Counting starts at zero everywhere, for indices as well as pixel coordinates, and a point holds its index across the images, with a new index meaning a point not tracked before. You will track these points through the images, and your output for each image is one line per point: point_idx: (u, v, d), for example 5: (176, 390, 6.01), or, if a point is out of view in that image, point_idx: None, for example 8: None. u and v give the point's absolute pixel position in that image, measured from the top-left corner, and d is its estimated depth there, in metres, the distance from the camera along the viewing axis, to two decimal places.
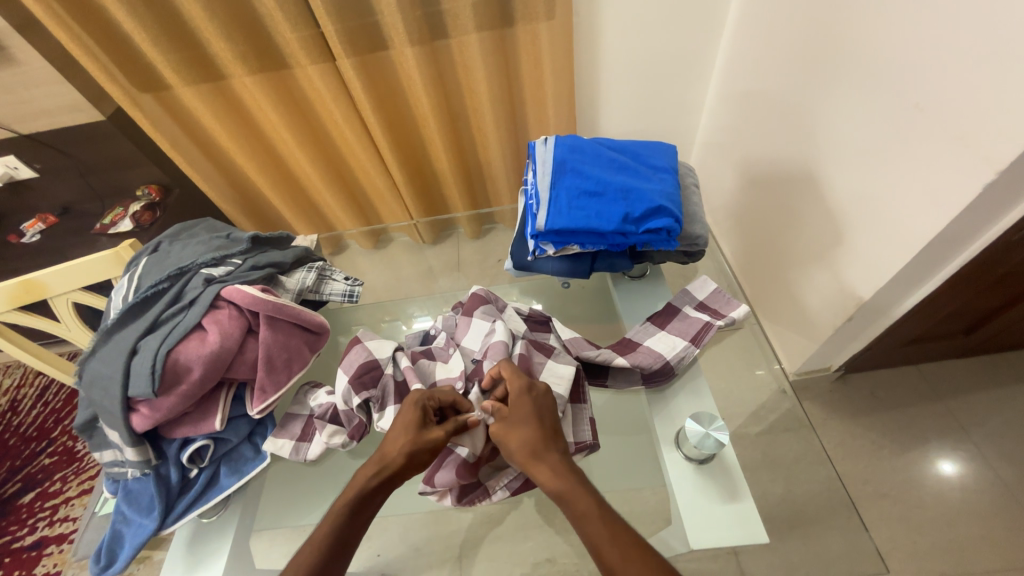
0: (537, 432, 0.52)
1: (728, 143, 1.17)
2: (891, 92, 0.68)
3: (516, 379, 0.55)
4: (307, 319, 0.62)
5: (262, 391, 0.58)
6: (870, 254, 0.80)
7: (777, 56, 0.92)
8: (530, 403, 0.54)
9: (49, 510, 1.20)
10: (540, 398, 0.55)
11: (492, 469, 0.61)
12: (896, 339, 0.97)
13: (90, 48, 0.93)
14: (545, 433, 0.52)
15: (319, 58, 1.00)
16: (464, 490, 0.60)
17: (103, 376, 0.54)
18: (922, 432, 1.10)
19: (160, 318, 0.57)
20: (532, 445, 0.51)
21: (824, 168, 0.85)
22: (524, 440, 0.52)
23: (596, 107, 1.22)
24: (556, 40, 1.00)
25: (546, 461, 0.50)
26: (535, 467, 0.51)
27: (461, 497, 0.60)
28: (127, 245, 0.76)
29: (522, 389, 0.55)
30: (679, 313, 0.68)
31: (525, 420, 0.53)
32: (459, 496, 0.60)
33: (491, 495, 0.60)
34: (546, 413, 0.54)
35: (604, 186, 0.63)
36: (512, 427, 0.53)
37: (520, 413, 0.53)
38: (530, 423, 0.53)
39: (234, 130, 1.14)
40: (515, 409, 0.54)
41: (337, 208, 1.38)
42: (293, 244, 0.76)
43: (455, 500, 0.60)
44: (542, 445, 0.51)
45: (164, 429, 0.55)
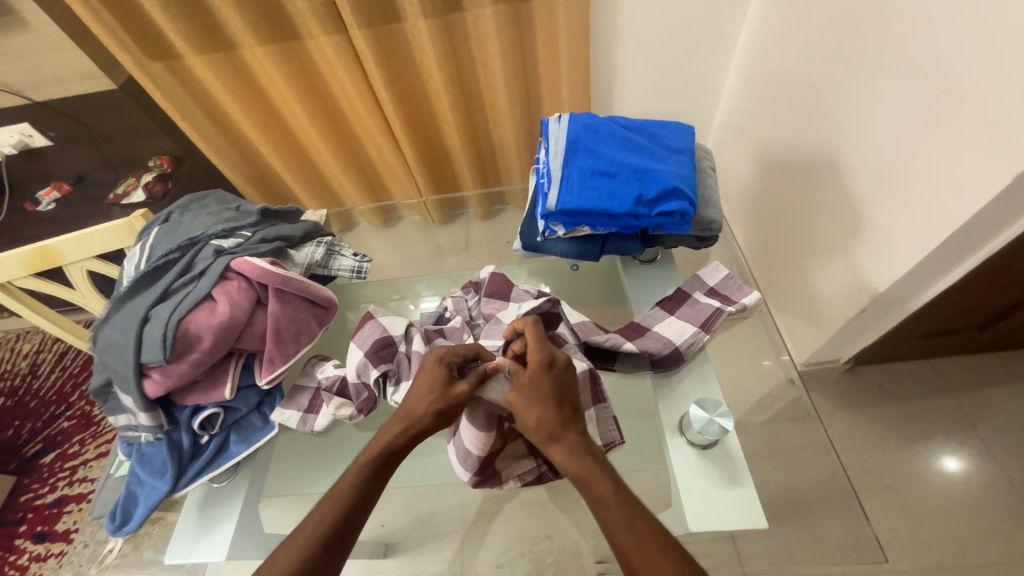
0: (557, 412, 0.49)
1: (747, 128, 1.14)
2: (923, 75, 0.66)
3: (537, 356, 0.52)
4: (315, 293, 0.62)
5: (270, 362, 0.59)
6: (889, 244, 0.77)
7: (803, 36, 0.89)
8: (550, 381, 0.51)
9: (68, 471, 1.24)
10: (561, 374, 0.51)
11: (509, 459, 0.60)
12: (910, 332, 0.95)
13: (102, 17, 0.92)
14: (564, 414, 0.50)
15: (330, 28, 0.98)
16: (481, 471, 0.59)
17: (117, 342, 0.55)
18: (930, 426, 1.09)
19: (171, 287, 0.57)
20: (549, 427, 0.48)
21: (846, 154, 0.83)
22: (542, 419, 0.49)
23: (612, 86, 1.19)
24: (573, 14, 0.96)
25: (564, 442, 0.48)
26: (552, 447, 0.48)
27: (475, 478, 0.59)
28: (140, 214, 0.76)
29: (542, 366, 0.51)
30: (688, 299, 0.67)
31: (541, 400, 0.50)
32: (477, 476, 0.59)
33: (503, 484, 0.61)
34: (566, 391, 0.51)
35: (618, 166, 0.61)
36: (529, 404, 0.50)
37: (539, 390, 0.50)
38: (548, 400, 0.50)
39: (244, 103, 1.13)
40: (533, 385, 0.51)
41: (347, 183, 1.37)
42: (303, 219, 0.75)
43: (473, 480, 0.60)
44: (562, 425, 0.49)
45: (175, 396, 0.56)
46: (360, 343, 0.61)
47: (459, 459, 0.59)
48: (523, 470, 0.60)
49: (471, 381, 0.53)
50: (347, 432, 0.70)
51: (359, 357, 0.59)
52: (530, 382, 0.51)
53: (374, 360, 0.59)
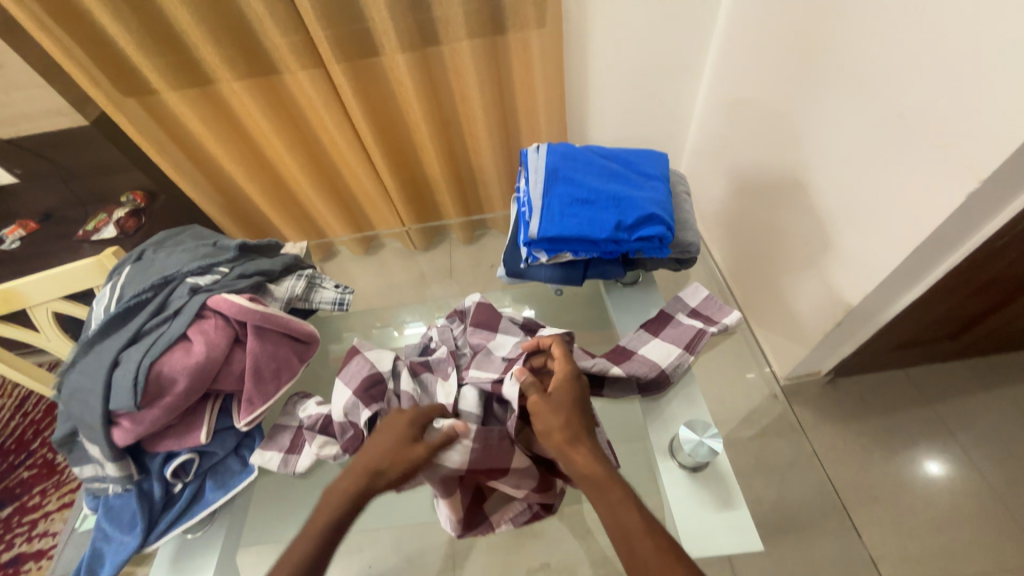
0: (579, 420, 0.52)
1: (717, 151, 1.18)
2: (876, 102, 0.70)
3: (568, 367, 0.55)
4: (296, 328, 0.61)
5: (249, 403, 0.56)
6: (858, 260, 0.81)
7: (764, 66, 0.94)
8: (575, 391, 0.54)
9: (27, 526, 1.16)
10: (581, 388, 0.55)
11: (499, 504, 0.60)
12: (884, 343, 0.98)
13: (74, 54, 0.92)
14: (585, 421, 0.52)
15: (309, 63, 0.99)
16: (468, 523, 0.59)
17: (83, 389, 0.52)
18: (910, 434, 1.11)
19: (143, 329, 0.55)
20: (575, 429, 0.51)
21: (811, 175, 0.87)
22: (567, 421, 0.51)
23: (587, 115, 1.23)
24: (547, 47, 1.00)
25: (586, 445, 0.50)
26: (572, 451, 0.50)
27: (464, 529, 0.59)
28: (111, 252, 0.74)
29: (570, 375, 0.55)
30: (672, 320, 0.68)
31: (567, 406, 0.52)
32: (464, 527, 0.59)
33: (495, 527, 0.60)
34: (586, 404, 0.54)
35: (596, 193, 0.63)
36: (555, 409, 0.52)
37: (567, 394, 0.53)
38: (574, 407, 0.52)
39: (222, 136, 1.12)
40: (561, 390, 0.53)
41: (328, 213, 1.37)
42: (282, 252, 0.74)
43: (460, 531, 0.60)
44: (584, 433, 0.51)
45: (147, 443, 0.54)
46: (349, 378, 0.60)
47: (443, 516, 0.58)
48: (515, 512, 0.60)
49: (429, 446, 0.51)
50: (332, 471, 0.68)
51: (348, 397, 0.58)
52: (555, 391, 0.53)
53: (364, 399, 0.57)
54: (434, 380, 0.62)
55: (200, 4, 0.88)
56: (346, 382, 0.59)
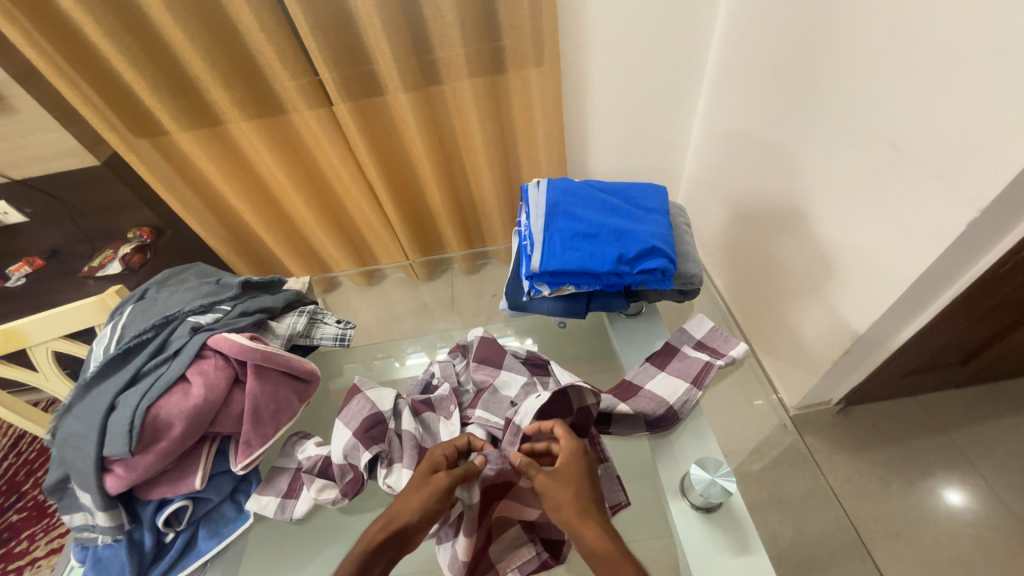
0: (589, 493, 0.49)
1: (715, 180, 1.20)
2: (870, 133, 0.71)
3: (571, 440, 0.51)
4: (297, 367, 0.60)
5: (247, 445, 0.55)
6: (863, 287, 0.80)
7: (757, 99, 0.96)
8: (584, 463, 0.51)
9: (12, 573, 1.11)
10: (590, 457, 0.52)
11: (505, 549, 0.57)
12: (895, 370, 0.96)
13: (91, 97, 0.96)
14: (595, 495, 0.49)
15: (315, 103, 1.03)
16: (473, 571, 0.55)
17: (78, 434, 0.51)
18: (928, 464, 1.08)
19: (142, 370, 0.55)
20: (584, 504, 0.47)
21: (810, 204, 0.87)
22: (576, 496, 0.48)
23: (586, 147, 1.26)
24: (546, 85, 1.04)
25: (597, 521, 0.47)
26: (582, 527, 0.46)
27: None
28: (114, 291, 0.74)
29: (578, 448, 0.51)
30: (677, 353, 0.67)
31: (575, 480, 0.49)
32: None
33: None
34: (595, 474, 0.51)
35: (597, 227, 0.63)
36: (563, 483, 0.49)
37: (576, 467, 0.50)
38: (582, 481, 0.49)
39: (229, 173, 1.15)
40: (568, 463, 0.50)
41: (331, 246, 1.38)
42: (285, 288, 0.74)
43: None
44: (594, 508, 0.48)
45: (140, 489, 0.52)
46: (349, 422, 0.58)
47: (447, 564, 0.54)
48: (521, 558, 0.57)
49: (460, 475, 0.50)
50: (330, 516, 0.65)
51: (349, 440, 0.56)
52: (563, 464, 0.50)
53: (364, 444, 0.56)
54: (435, 420, 0.61)
55: (213, 51, 0.92)
56: (349, 425, 0.58)
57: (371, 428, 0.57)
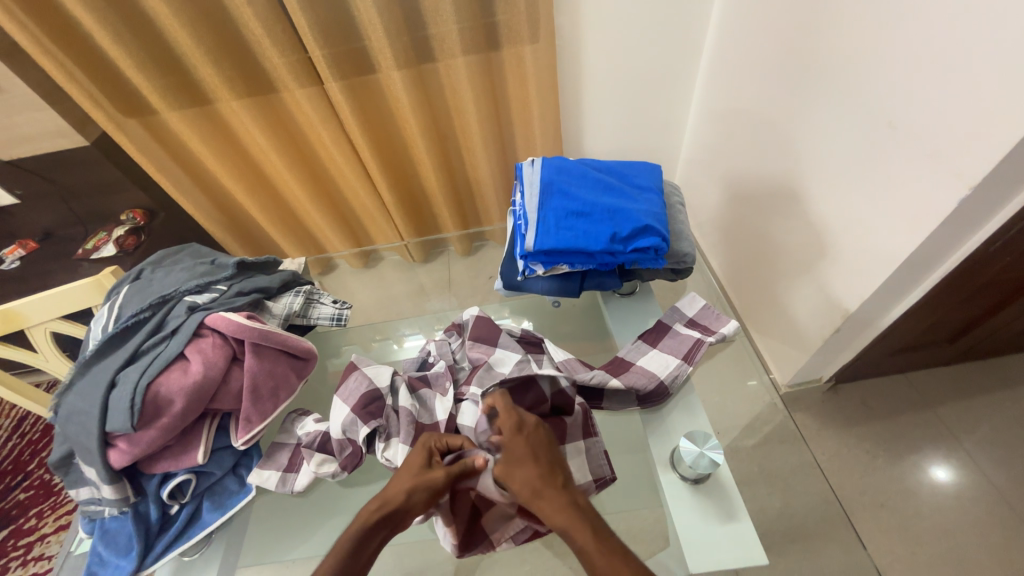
0: (537, 469, 0.48)
1: (712, 160, 1.20)
2: (865, 112, 0.71)
3: (509, 421, 0.52)
4: (294, 345, 0.61)
5: (247, 422, 0.56)
6: (854, 267, 0.81)
7: (754, 77, 0.95)
8: (525, 442, 0.51)
9: (23, 549, 1.14)
10: (531, 435, 0.51)
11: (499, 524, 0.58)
12: (884, 349, 0.98)
13: (76, 74, 0.94)
14: (544, 470, 0.48)
15: (306, 82, 1.01)
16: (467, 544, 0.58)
17: (80, 411, 0.52)
18: (913, 439, 1.11)
19: (140, 348, 0.55)
20: (533, 484, 0.47)
21: (805, 184, 0.87)
22: (525, 479, 0.48)
23: (582, 126, 1.25)
24: (541, 62, 1.02)
25: (548, 497, 0.46)
26: (539, 505, 0.47)
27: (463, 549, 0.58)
28: (109, 272, 0.74)
29: (513, 428, 0.51)
30: (669, 330, 0.68)
31: (520, 460, 0.49)
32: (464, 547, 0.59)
33: (496, 545, 0.59)
34: (543, 450, 0.50)
35: (591, 206, 0.63)
36: (512, 467, 0.49)
37: (518, 449, 0.50)
38: (525, 461, 0.49)
39: (221, 154, 1.13)
40: (513, 447, 0.50)
41: (327, 228, 1.37)
42: (280, 268, 0.75)
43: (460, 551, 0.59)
44: (546, 483, 0.47)
45: (143, 464, 0.53)
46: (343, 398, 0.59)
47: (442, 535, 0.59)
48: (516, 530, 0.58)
49: (450, 472, 0.50)
50: (330, 491, 0.66)
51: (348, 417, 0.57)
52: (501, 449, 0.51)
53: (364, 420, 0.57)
54: (432, 396, 0.62)
55: (200, 26, 0.90)
56: (346, 401, 0.59)
57: (368, 403, 0.58)
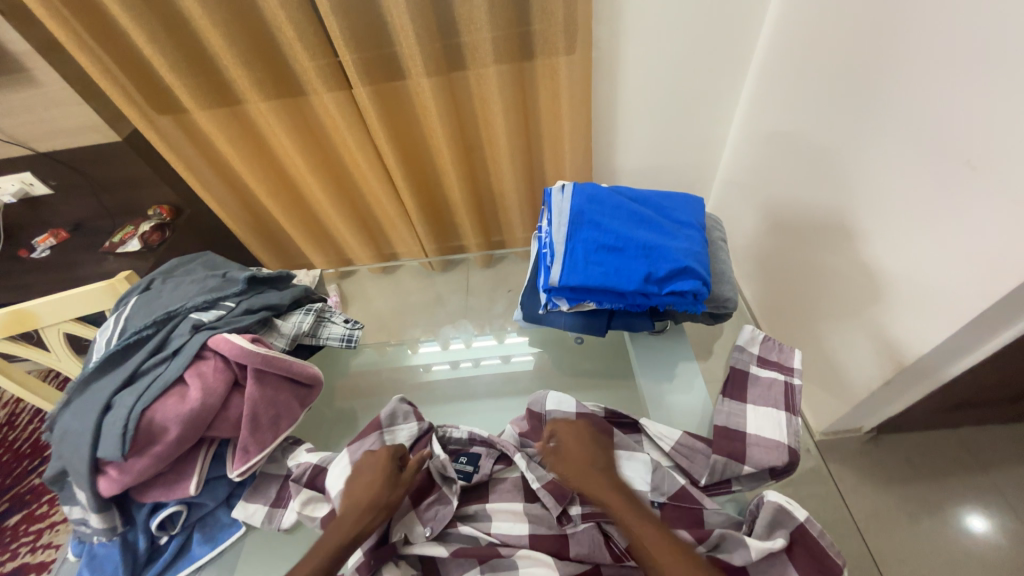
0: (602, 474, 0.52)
1: (752, 185, 1.12)
2: (938, 147, 0.64)
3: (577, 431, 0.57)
4: (299, 371, 0.57)
5: (244, 452, 0.53)
6: (916, 315, 0.73)
7: (807, 99, 0.88)
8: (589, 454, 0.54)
9: (33, 536, 1.15)
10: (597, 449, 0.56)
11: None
12: (937, 404, 0.89)
13: (112, 71, 0.94)
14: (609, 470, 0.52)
15: (334, 86, 0.99)
16: None
17: (74, 432, 0.50)
18: (963, 504, 1.00)
19: (140, 368, 0.53)
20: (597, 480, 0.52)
21: (858, 219, 0.80)
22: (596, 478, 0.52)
23: (614, 141, 1.19)
24: (576, 75, 0.97)
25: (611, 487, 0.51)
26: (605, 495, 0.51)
27: None
28: (124, 276, 0.73)
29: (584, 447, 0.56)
30: (749, 379, 0.60)
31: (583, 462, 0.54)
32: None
33: None
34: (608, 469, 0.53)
35: (625, 241, 0.58)
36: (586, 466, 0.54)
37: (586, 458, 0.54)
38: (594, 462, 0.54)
39: (246, 154, 1.12)
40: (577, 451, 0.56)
41: (347, 233, 1.35)
42: (293, 283, 0.72)
43: None
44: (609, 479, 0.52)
45: (135, 492, 0.51)
46: (377, 426, 0.61)
47: None
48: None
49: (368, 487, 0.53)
50: None
51: (364, 448, 0.58)
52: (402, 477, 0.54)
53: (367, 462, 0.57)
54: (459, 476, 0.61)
55: (234, 30, 0.89)
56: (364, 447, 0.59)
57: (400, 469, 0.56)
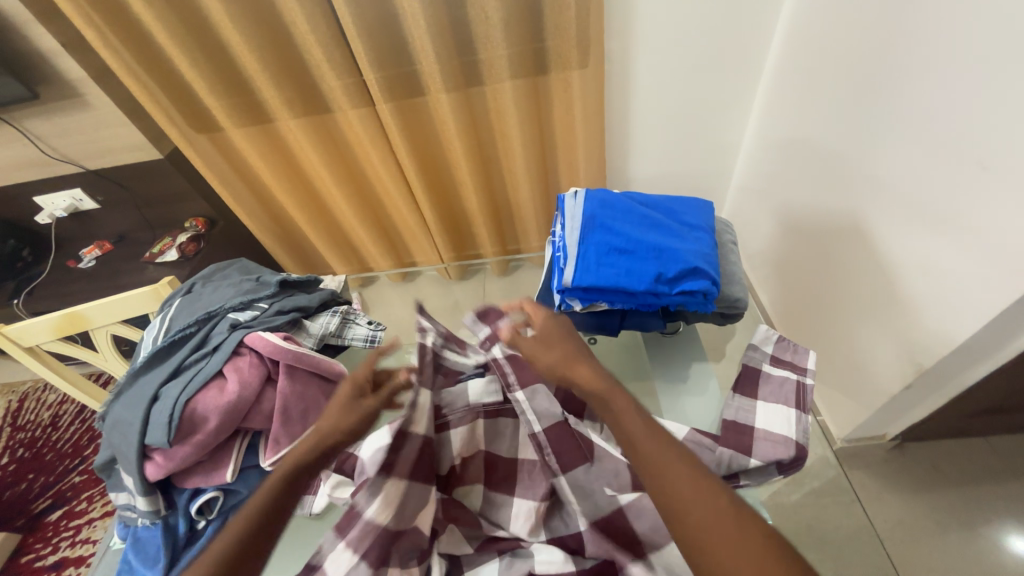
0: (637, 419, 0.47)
1: (766, 190, 1.13)
2: (949, 149, 0.64)
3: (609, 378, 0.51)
4: (326, 368, 0.61)
5: (275, 443, 0.56)
6: (938, 318, 0.72)
7: (818, 107, 0.89)
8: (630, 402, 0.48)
9: (73, 530, 1.21)
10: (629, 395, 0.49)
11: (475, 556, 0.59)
12: (963, 409, 0.87)
13: (157, 94, 1.02)
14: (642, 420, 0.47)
15: (359, 103, 1.04)
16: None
17: (124, 421, 0.54)
18: (997, 515, 0.97)
19: (184, 363, 0.57)
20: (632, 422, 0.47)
21: (874, 221, 0.80)
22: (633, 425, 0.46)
23: (627, 150, 1.22)
24: (589, 87, 1.01)
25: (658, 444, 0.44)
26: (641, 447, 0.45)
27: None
28: (166, 281, 0.79)
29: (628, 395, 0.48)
30: (760, 375, 0.61)
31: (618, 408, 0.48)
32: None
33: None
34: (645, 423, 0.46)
35: (636, 243, 0.60)
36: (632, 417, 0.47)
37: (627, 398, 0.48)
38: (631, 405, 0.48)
39: (276, 168, 1.19)
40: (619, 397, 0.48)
41: (369, 242, 1.40)
42: (320, 287, 0.76)
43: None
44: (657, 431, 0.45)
45: (176, 478, 0.55)
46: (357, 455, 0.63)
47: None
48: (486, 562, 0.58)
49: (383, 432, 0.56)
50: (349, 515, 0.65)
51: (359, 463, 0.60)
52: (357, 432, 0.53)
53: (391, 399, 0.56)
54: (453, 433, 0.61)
55: (268, 53, 0.96)
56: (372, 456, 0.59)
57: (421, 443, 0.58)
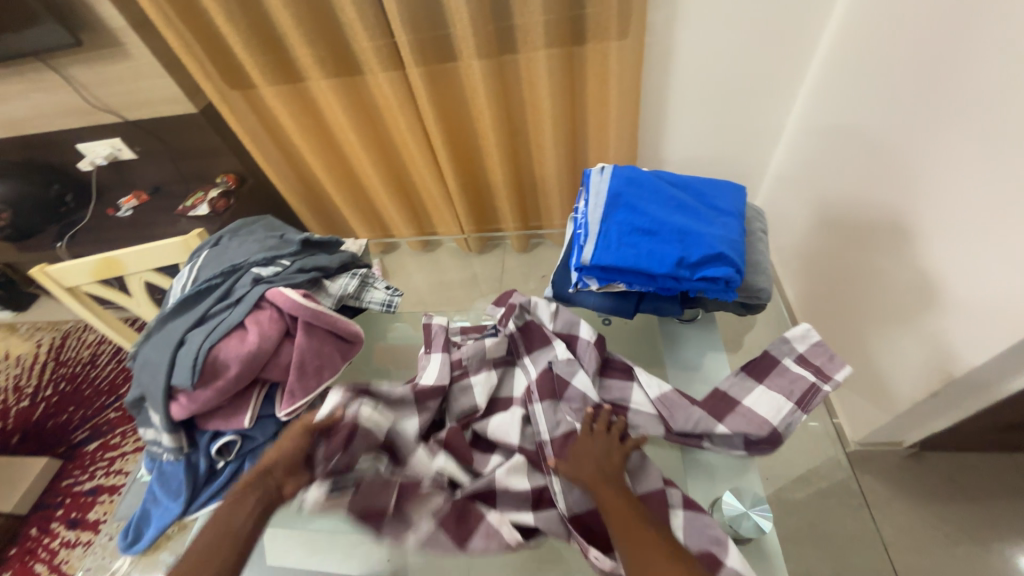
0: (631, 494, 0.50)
1: (805, 180, 1.07)
2: (1013, 146, 0.59)
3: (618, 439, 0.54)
4: (343, 327, 0.62)
5: (291, 395, 0.58)
6: (977, 326, 0.68)
7: (873, 91, 0.83)
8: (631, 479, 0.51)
9: (107, 461, 1.31)
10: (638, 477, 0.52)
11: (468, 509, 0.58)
12: (991, 423, 0.83)
13: (192, 47, 1.02)
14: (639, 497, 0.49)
15: (390, 66, 1.03)
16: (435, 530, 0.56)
17: (153, 362, 0.57)
18: (1011, 533, 0.94)
19: (209, 312, 0.60)
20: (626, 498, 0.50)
21: (919, 219, 0.75)
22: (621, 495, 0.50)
23: (661, 130, 1.17)
24: (626, 60, 0.97)
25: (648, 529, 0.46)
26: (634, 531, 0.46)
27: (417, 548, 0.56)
28: (195, 233, 0.81)
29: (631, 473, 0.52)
30: (777, 366, 0.60)
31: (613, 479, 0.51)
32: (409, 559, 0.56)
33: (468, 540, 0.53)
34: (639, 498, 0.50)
35: (660, 225, 0.58)
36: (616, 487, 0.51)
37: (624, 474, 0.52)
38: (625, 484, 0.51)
39: (305, 129, 1.19)
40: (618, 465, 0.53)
41: (392, 209, 1.41)
42: (341, 249, 0.77)
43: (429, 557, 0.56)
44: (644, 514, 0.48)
45: (199, 419, 0.57)
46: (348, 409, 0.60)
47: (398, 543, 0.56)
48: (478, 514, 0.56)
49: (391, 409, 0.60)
50: None
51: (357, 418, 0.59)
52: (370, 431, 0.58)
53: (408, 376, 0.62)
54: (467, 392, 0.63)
55: (302, 9, 0.95)
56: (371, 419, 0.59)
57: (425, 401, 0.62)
